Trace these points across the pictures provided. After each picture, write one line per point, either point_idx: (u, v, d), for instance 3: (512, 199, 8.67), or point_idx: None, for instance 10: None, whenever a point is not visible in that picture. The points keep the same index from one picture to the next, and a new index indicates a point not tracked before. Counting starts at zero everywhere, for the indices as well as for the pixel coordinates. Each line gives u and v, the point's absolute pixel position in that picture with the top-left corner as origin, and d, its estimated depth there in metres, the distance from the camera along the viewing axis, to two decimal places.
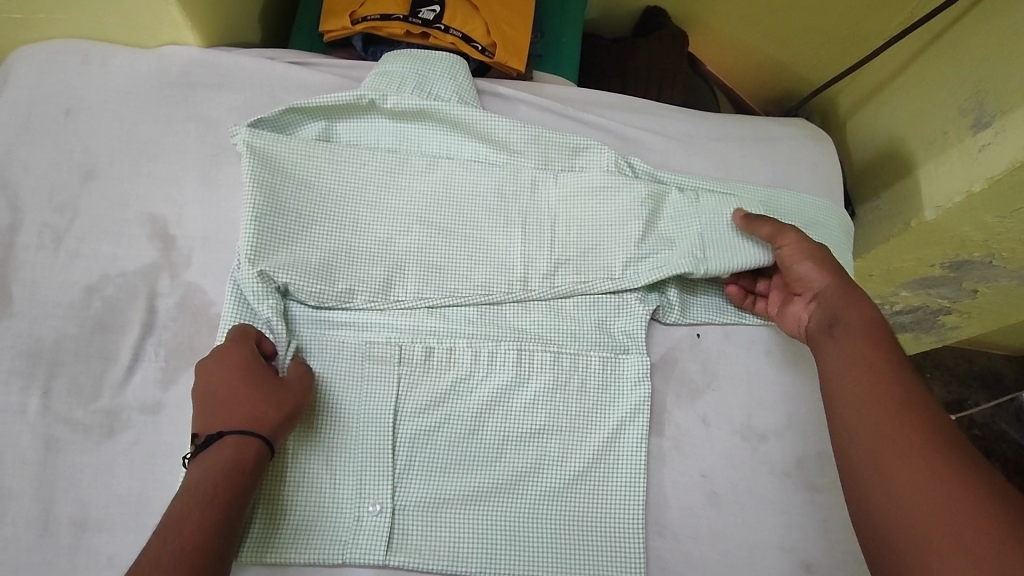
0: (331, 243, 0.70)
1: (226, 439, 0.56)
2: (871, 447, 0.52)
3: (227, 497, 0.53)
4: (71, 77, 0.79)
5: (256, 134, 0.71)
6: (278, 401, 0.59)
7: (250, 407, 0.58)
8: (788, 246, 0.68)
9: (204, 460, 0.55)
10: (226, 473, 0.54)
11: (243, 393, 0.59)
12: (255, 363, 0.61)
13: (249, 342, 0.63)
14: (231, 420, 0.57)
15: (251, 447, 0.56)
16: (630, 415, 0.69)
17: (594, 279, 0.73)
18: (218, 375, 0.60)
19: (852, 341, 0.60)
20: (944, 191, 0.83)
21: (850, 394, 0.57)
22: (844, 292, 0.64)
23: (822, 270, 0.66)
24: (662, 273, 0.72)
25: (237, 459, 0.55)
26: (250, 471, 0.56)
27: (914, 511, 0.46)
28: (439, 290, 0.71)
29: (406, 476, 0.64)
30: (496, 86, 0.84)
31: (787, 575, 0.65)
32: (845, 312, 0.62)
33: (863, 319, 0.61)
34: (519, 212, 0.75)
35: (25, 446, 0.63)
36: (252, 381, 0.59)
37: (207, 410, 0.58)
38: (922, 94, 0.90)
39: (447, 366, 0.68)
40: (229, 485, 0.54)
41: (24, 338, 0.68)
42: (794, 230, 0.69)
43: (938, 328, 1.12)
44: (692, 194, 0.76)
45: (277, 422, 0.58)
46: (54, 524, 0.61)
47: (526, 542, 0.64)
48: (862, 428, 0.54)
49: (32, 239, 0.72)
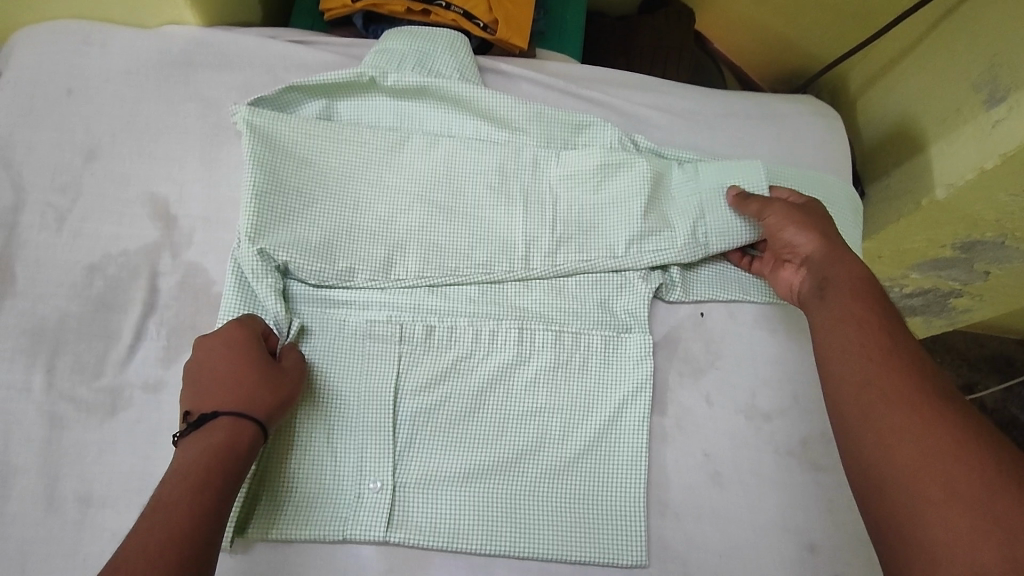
0: (331, 221, 0.69)
1: (220, 422, 0.55)
2: (870, 422, 0.51)
3: (218, 483, 0.52)
4: (72, 57, 0.79)
5: (255, 112, 0.71)
6: (274, 386, 0.59)
7: (245, 390, 0.57)
8: (774, 215, 0.69)
9: (196, 441, 0.54)
10: (218, 458, 0.53)
11: (239, 376, 0.58)
12: (254, 347, 0.60)
13: (252, 326, 0.62)
14: (226, 402, 0.57)
15: (246, 433, 0.56)
16: (631, 394, 0.68)
17: (599, 258, 0.72)
18: (218, 355, 0.59)
19: (841, 306, 0.60)
20: (955, 169, 0.81)
21: (852, 364, 0.55)
22: (829, 256, 0.64)
23: (809, 234, 0.67)
24: (666, 254, 0.72)
25: (230, 443, 0.55)
26: (242, 456, 0.55)
27: (912, 491, 0.45)
28: (440, 268, 0.71)
29: (406, 454, 0.64)
30: (497, 63, 0.83)
31: (790, 554, 0.65)
32: (834, 276, 0.62)
33: (851, 280, 0.62)
34: (522, 190, 0.74)
35: (31, 423, 0.64)
36: (250, 365, 0.59)
37: (201, 391, 0.58)
38: (934, 70, 0.88)
39: (447, 345, 0.68)
40: (221, 470, 0.53)
41: (29, 317, 0.68)
42: (778, 200, 0.69)
43: (949, 311, 1.11)
44: (691, 169, 0.76)
45: (273, 408, 0.58)
46: (59, 500, 0.62)
47: (527, 521, 0.64)
48: (862, 399, 0.52)
49: (34, 218, 0.72)
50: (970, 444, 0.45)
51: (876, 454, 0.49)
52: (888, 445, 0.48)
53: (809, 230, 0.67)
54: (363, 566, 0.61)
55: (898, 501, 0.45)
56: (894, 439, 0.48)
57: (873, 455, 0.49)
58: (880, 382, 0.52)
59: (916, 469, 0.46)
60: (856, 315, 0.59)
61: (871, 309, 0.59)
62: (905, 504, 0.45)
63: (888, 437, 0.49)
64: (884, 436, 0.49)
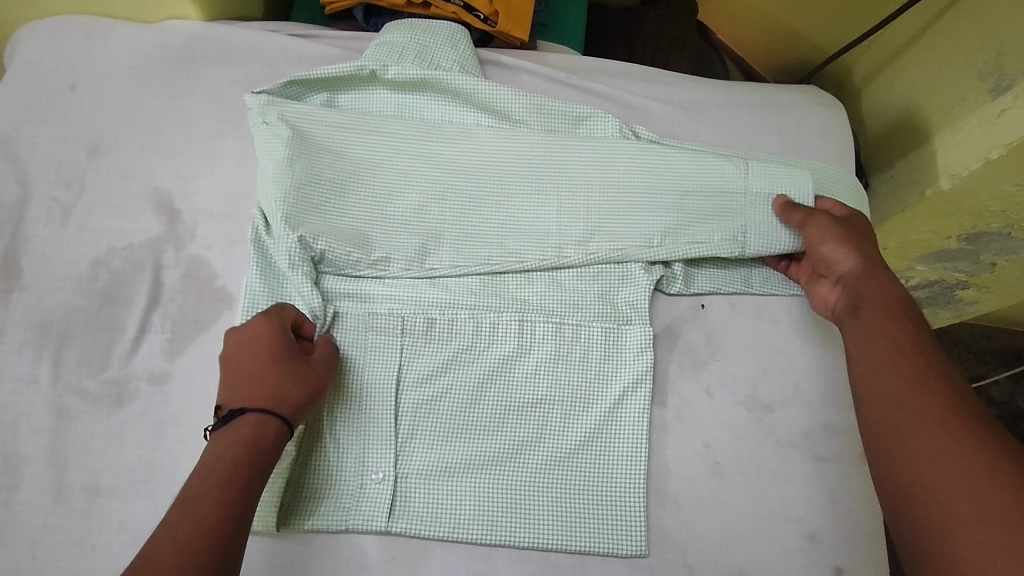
0: (366, 213, 0.70)
1: (247, 419, 0.55)
2: (897, 438, 0.52)
3: (244, 476, 0.52)
4: (75, 52, 0.80)
5: (290, 108, 0.71)
6: (300, 381, 0.59)
7: (272, 386, 0.57)
8: (817, 228, 0.68)
9: (223, 437, 0.55)
10: (242, 455, 0.53)
11: (266, 370, 0.58)
12: (281, 341, 0.60)
13: (283, 318, 0.62)
14: (253, 398, 0.57)
15: (271, 429, 0.56)
16: (632, 386, 0.68)
17: (632, 247, 0.72)
18: (247, 350, 0.59)
19: (874, 323, 0.61)
20: (959, 159, 0.80)
21: (886, 380, 0.56)
22: (866, 277, 0.64)
23: (852, 252, 0.66)
24: (704, 250, 0.72)
25: (256, 439, 0.55)
26: (267, 452, 0.55)
27: (933, 502, 0.46)
28: (473, 258, 0.72)
29: (409, 444, 0.65)
30: (497, 56, 0.83)
31: (791, 544, 0.65)
32: (869, 296, 0.63)
33: (886, 300, 0.62)
34: (553, 178, 0.74)
35: (39, 415, 0.65)
36: (276, 360, 0.59)
37: (231, 385, 0.58)
38: (937, 60, 0.87)
39: (448, 337, 0.68)
40: (246, 466, 0.53)
41: (35, 310, 0.69)
42: (824, 214, 0.69)
43: (955, 302, 1.10)
44: (741, 164, 0.74)
45: (298, 405, 0.58)
46: (68, 490, 0.63)
47: (527, 511, 0.64)
48: (892, 415, 0.53)
49: (40, 213, 0.73)
50: (987, 454, 0.46)
51: (900, 468, 0.50)
52: (911, 459, 0.49)
53: (852, 246, 0.66)
54: (365, 555, 0.61)
55: (921, 513, 0.46)
56: (917, 452, 0.49)
57: (898, 469, 0.50)
58: (907, 399, 0.53)
59: (938, 481, 0.46)
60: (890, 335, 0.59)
61: (907, 331, 0.59)
62: (929, 516, 0.46)
63: (911, 452, 0.50)
64: (909, 450, 0.50)
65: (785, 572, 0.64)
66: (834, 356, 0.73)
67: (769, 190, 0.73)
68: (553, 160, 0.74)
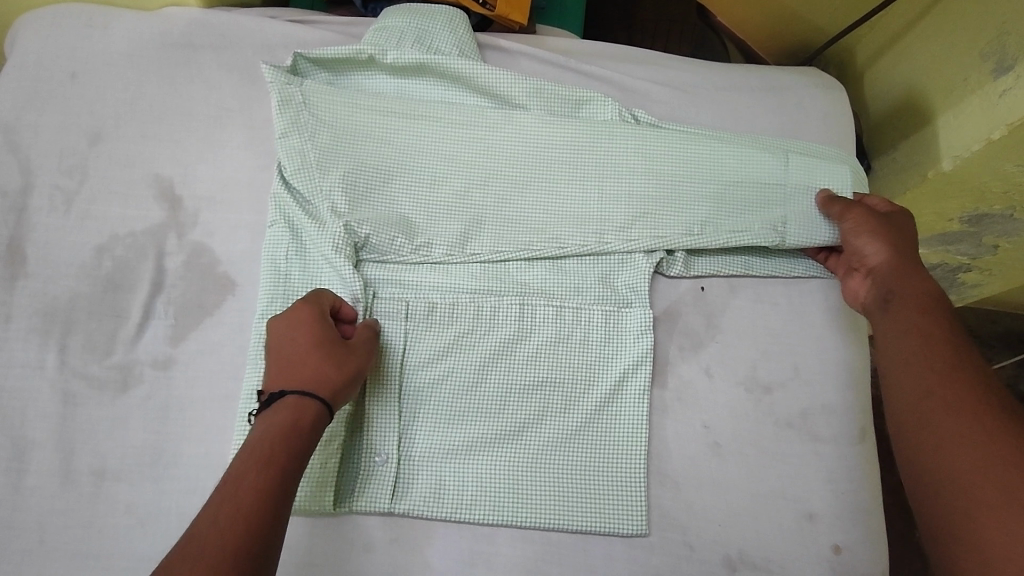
0: (412, 197, 0.72)
1: (286, 400, 0.56)
2: (924, 428, 0.52)
3: (284, 458, 0.52)
4: (75, 41, 0.80)
5: (316, 87, 0.73)
6: (339, 363, 0.59)
7: (312, 370, 0.58)
8: (855, 221, 0.70)
9: (264, 418, 0.55)
10: (282, 436, 0.53)
11: (306, 356, 0.59)
12: (321, 325, 0.61)
13: (322, 304, 0.62)
14: (293, 381, 0.57)
15: (310, 410, 0.56)
16: (632, 367, 0.69)
17: (671, 235, 0.72)
18: (288, 336, 0.60)
19: (907, 314, 0.61)
20: (961, 139, 0.80)
21: (909, 371, 0.57)
22: (896, 271, 0.66)
23: (884, 246, 0.67)
24: (747, 237, 0.72)
25: (295, 421, 0.55)
26: (306, 435, 0.55)
27: (963, 492, 0.46)
28: (512, 244, 0.72)
29: (413, 427, 0.65)
30: (496, 40, 0.83)
31: (788, 523, 0.66)
32: (901, 289, 0.64)
33: (918, 295, 0.63)
34: (596, 164, 0.74)
35: (46, 400, 0.66)
36: (315, 346, 0.59)
37: (273, 370, 0.59)
38: (939, 40, 0.85)
39: (450, 321, 0.69)
40: (286, 449, 0.53)
41: (41, 298, 0.70)
42: (862, 207, 0.70)
43: (958, 285, 1.10)
44: (782, 156, 0.75)
45: (336, 387, 0.58)
46: (75, 473, 0.64)
47: (528, 492, 0.65)
48: (917, 405, 0.54)
49: (43, 201, 0.73)
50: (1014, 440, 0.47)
51: (928, 458, 0.50)
52: (938, 451, 0.50)
53: (884, 240, 0.67)
54: (368, 536, 0.62)
55: (948, 504, 0.47)
56: (942, 442, 0.50)
57: (925, 460, 0.51)
58: (932, 388, 0.54)
59: (965, 471, 0.47)
60: (914, 328, 0.60)
61: (934, 325, 0.60)
62: (956, 506, 0.46)
63: (938, 443, 0.50)
64: (935, 439, 0.51)
65: (783, 550, 0.65)
66: (834, 337, 0.73)
67: (807, 184, 0.74)
68: (555, 145, 0.74)
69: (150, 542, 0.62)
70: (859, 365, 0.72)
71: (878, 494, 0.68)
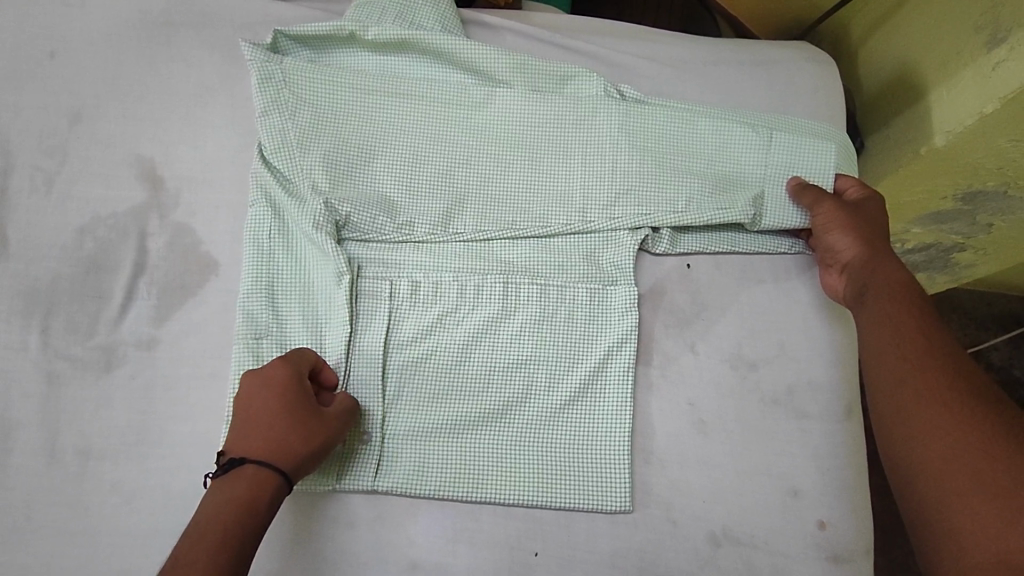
0: (395, 176, 0.71)
1: (245, 470, 0.55)
2: (905, 413, 0.52)
3: (238, 533, 0.52)
4: (53, 20, 0.79)
5: (297, 65, 0.72)
6: (307, 435, 0.57)
7: (278, 440, 0.56)
8: (826, 214, 0.70)
9: (221, 489, 0.54)
10: (236, 514, 0.52)
11: (274, 422, 0.57)
12: (294, 392, 0.59)
13: (301, 367, 0.61)
14: (255, 449, 0.56)
15: (269, 485, 0.55)
16: (617, 345, 0.68)
17: (657, 212, 0.72)
18: (259, 396, 0.58)
19: (884, 301, 0.61)
20: (954, 113, 0.79)
21: (891, 355, 0.57)
22: (869, 261, 0.65)
23: (855, 239, 0.67)
24: (726, 216, 0.72)
25: (251, 495, 0.54)
26: (262, 510, 0.54)
27: (939, 484, 0.48)
28: (496, 222, 0.72)
29: (396, 406, 0.65)
30: (480, 15, 0.82)
31: (773, 499, 0.66)
32: (874, 281, 0.63)
33: (892, 284, 0.62)
34: (580, 143, 0.74)
35: (29, 380, 0.66)
36: (286, 410, 0.58)
37: (238, 431, 0.57)
38: (933, 15, 0.84)
39: (433, 300, 0.68)
40: (239, 528, 0.52)
41: (23, 279, 0.69)
42: (833, 200, 0.70)
43: (952, 266, 1.09)
44: (766, 133, 0.74)
45: (300, 461, 0.57)
46: (60, 454, 0.64)
47: (512, 469, 0.64)
48: (897, 391, 0.54)
49: (23, 182, 0.73)
50: (997, 432, 0.47)
51: (908, 446, 0.51)
52: (918, 440, 0.50)
53: (854, 233, 0.67)
54: (352, 514, 0.62)
55: (924, 494, 0.48)
56: (925, 432, 0.50)
57: (902, 443, 0.52)
58: (917, 374, 0.54)
59: (946, 462, 0.48)
60: (892, 315, 0.60)
61: (910, 311, 0.59)
62: (933, 495, 0.47)
63: (919, 433, 0.51)
64: (916, 427, 0.51)
65: (768, 527, 0.65)
66: (820, 314, 0.72)
67: (792, 163, 0.74)
68: (539, 123, 0.74)
69: (135, 521, 0.62)
70: (846, 341, 0.72)
71: (863, 471, 0.68)
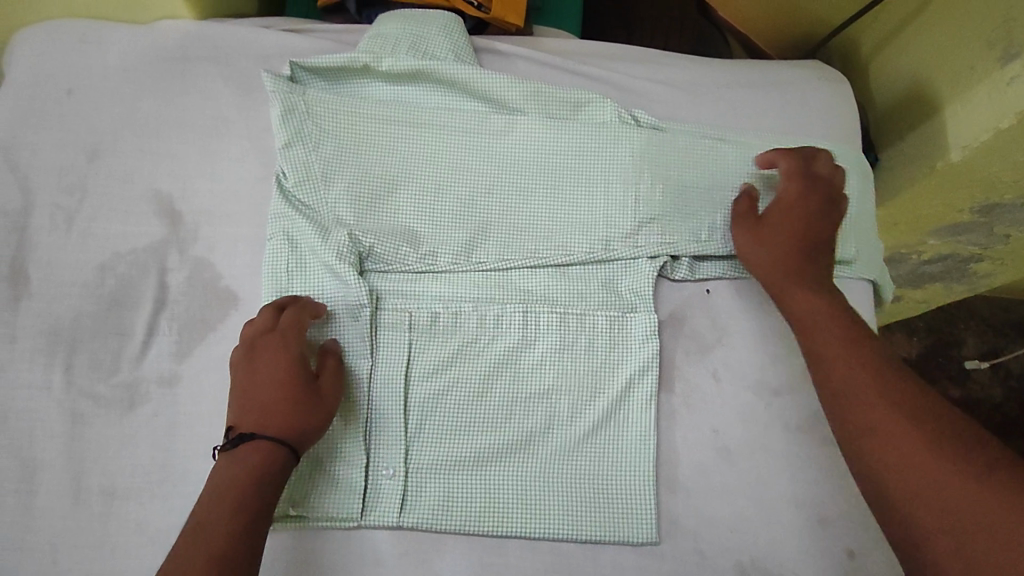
0: (414, 206, 0.71)
1: (254, 443, 0.57)
2: (892, 453, 0.52)
3: (253, 502, 0.54)
4: (71, 58, 0.79)
5: (317, 95, 0.72)
6: (310, 409, 0.60)
7: (283, 415, 0.58)
8: (741, 244, 0.70)
9: (232, 462, 0.56)
10: (249, 484, 0.55)
11: (278, 398, 0.59)
12: (295, 366, 0.61)
13: (299, 338, 0.63)
14: (262, 424, 0.58)
15: (278, 456, 0.57)
16: (639, 373, 0.68)
17: (679, 243, 0.72)
18: (265, 374, 0.60)
19: (811, 336, 0.62)
20: (969, 129, 0.79)
21: (858, 386, 0.57)
22: (787, 294, 0.66)
23: (766, 269, 0.67)
24: None
25: (262, 467, 0.56)
26: (273, 479, 0.56)
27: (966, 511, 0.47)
28: (514, 251, 0.72)
29: (420, 439, 0.65)
30: (493, 43, 0.82)
31: (800, 527, 0.65)
32: (798, 316, 0.64)
33: (813, 316, 0.63)
34: (597, 169, 0.74)
35: (53, 420, 0.66)
36: (289, 385, 0.60)
37: (242, 404, 0.60)
38: (946, 31, 0.83)
39: (453, 331, 0.68)
40: (254, 495, 0.55)
41: (45, 317, 0.70)
42: (742, 227, 0.70)
43: (969, 276, 1.08)
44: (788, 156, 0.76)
45: (305, 433, 0.59)
46: (85, 494, 0.64)
47: (538, 502, 0.64)
48: (875, 428, 0.54)
49: (44, 220, 0.74)
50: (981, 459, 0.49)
51: (909, 482, 0.50)
52: (922, 472, 0.50)
53: (765, 264, 0.68)
54: (378, 550, 0.62)
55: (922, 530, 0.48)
56: (923, 464, 0.50)
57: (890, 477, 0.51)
58: (889, 410, 0.54)
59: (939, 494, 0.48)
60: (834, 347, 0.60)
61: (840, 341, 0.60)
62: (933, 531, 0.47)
63: (919, 462, 0.50)
64: (911, 463, 0.51)
65: (796, 556, 0.64)
66: None
67: None
68: (555, 151, 0.74)
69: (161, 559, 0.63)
70: None
71: None
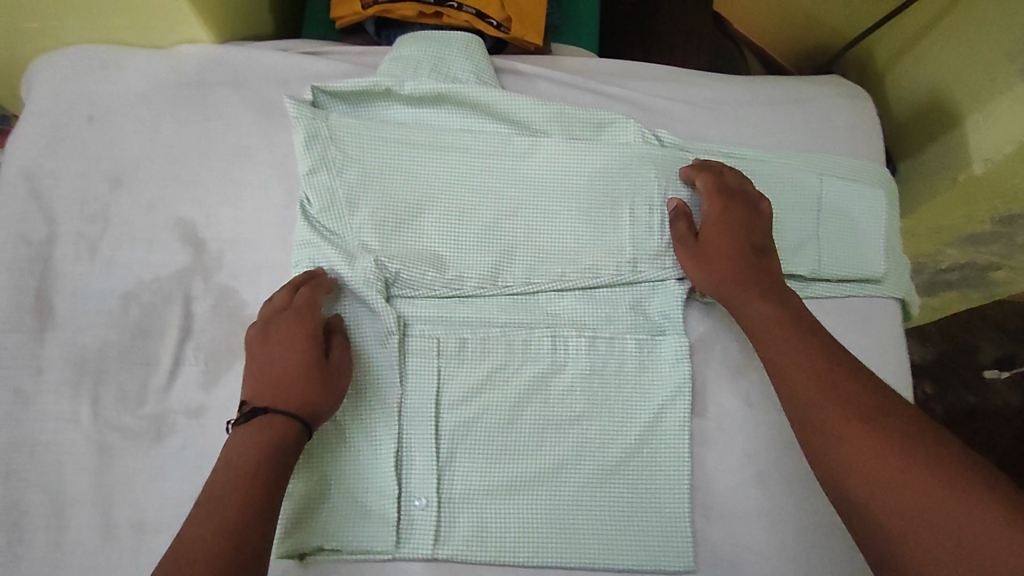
0: (439, 232, 0.71)
1: (270, 416, 0.57)
2: (880, 479, 0.49)
3: (269, 471, 0.54)
4: (91, 85, 0.79)
5: (339, 119, 0.72)
6: (324, 386, 0.60)
7: (299, 390, 0.59)
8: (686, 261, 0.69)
9: (247, 433, 0.56)
10: (265, 454, 0.55)
11: (293, 375, 0.60)
12: (310, 344, 0.62)
13: (312, 317, 0.63)
14: (277, 398, 0.58)
15: (293, 431, 0.57)
16: (670, 397, 0.67)
17: None
18: (280, 353, 0.61)
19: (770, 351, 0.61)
20: (992, 141, 0.78)
21: (822, 405, 0.55)
22: (738, 308, 0.65)
23: (713, 284, 0.67)
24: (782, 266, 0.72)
25: (278, 438, 0.56)
26: (287, 452, 0.56)
27: (965, 524, 0.45)
28: (541, 275, 0.71)
29: (452, 468, 0.65)
30: (514, 64, 0.82)
31: (837, 552, 0.64)
32: (753, 330, 0.63)
33: (768, 329, 0.62)
34: (621, 190, 0.73)
35: (81, 453, 0.66)
36: (303, 361, 0.61)
37: (256, 382, 0.60)
38: (962, 43, 0.82)
39: (482, 357, 0.68)
40: (269, 465, 0.54)
41: (71, 348, 0.69)
42: (682, 244, 0.70)
43: (987, 283, 1.07)
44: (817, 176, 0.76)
45: (319, 410, 0.60)
46: (115, 528, 0.64)
47: (571, 531, 0.64)
48: (850, 453, 0.52)
49: (68, 250, 0.73)
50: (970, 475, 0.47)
51: (903, 507, 0.48)
52: (909, 491, 0.48)
53: (711, 279, 0.67)
54: None
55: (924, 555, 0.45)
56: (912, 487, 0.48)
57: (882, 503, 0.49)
58: (864, 429, 0.52)
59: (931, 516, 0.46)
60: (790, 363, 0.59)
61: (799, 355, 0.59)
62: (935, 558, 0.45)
63: (903, 480, 0.48)
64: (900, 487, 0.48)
65: None
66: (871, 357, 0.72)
67: (841, 202, 0.75)
68: (579, 172, 0.74)
69: None
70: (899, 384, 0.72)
71: None
